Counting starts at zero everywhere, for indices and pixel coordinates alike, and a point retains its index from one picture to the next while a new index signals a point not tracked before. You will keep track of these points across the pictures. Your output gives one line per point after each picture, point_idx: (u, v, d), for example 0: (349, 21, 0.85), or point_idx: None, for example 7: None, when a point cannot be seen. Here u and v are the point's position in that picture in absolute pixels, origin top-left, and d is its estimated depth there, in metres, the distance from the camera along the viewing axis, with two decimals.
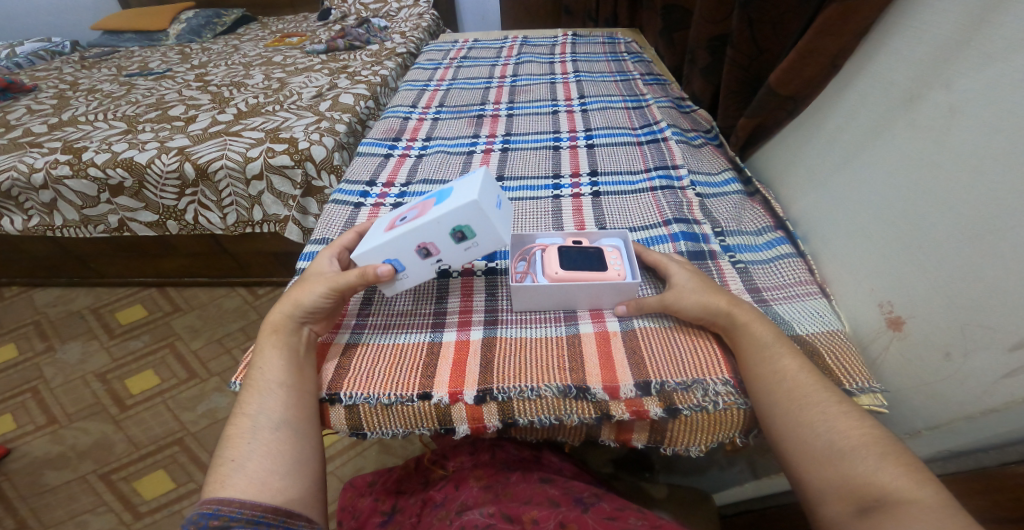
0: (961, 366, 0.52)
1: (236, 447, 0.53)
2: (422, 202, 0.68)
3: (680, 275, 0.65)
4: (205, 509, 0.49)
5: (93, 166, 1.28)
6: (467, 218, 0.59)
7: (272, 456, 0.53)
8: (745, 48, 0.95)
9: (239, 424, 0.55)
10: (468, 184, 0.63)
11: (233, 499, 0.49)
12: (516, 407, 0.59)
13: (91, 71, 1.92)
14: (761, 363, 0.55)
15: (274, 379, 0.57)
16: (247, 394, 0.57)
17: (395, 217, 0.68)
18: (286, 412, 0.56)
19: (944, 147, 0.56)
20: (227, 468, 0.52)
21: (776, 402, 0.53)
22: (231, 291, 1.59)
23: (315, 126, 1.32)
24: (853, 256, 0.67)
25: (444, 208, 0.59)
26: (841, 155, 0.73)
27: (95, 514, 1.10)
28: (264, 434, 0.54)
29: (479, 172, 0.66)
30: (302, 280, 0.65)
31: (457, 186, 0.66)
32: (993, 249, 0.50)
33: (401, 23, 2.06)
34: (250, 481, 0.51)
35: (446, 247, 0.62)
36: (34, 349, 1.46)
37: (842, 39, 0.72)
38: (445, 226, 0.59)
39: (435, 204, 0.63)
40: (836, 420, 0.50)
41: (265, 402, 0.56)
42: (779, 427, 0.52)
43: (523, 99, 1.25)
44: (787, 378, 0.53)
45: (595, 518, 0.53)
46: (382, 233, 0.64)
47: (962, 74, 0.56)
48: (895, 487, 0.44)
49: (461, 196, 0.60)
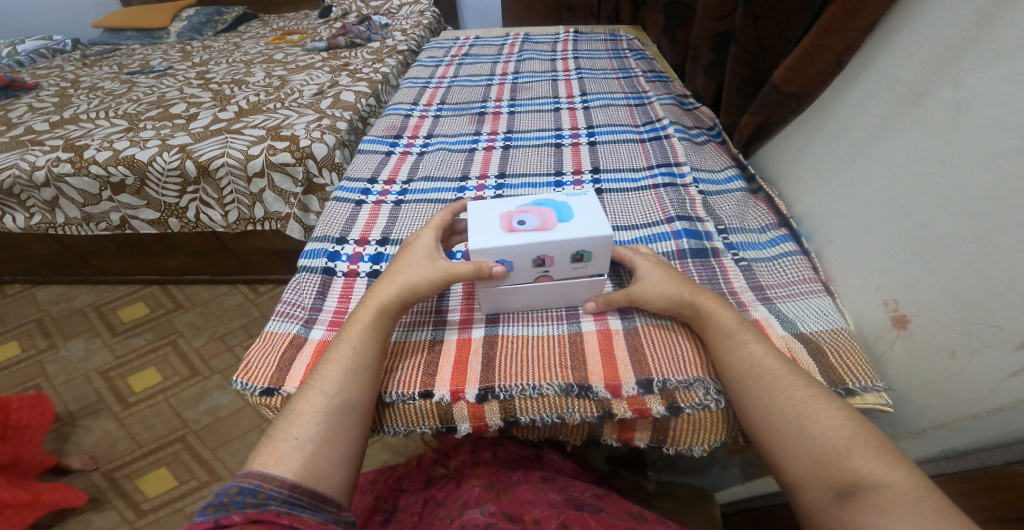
0: (967, 365, 0.52)
1: (302, 425, 0.52)
2: (531, 203, 0.65)
3: (645, 268, 0.64)
4: (246, 484, 0.47)
5: (95, 163, 1.28)
6: (600, 246, 0.61)
7: (329, 442, 0.52)
8: (749, 45, 0.95)
9: (311, 400, 0.54)
10: (588, 208, 0.65)
11: (275, 477, 0.48)
12: (517, 406, 0.59)
13: (92, 69, 1.92)
14: (728, 351, 0.56)
15: (360, 362, 0.57)
16: (326, 369, 0.56)
17: (501, 211, 0.65)
18: (358, 398, 0.56)
19: (952, 144, 0.56)
20: (285, 444, 0.51)
21: (747, 392, 0.53)
22: (233, 289, 1.59)
23: (316, 124, 1.32)
24: (858, 254, 0.67)
25: (581, 232, 0.60)
26: (846, 153, 0.72)
27: (97, 511, 1.10)
28: (333, 417, 0.53)
29: (594, 197, 0.67)
30: (407, 262, 0.64)
31: (569, 202, 0.66)
32: (1000, 247, 0.50)
33: (402, 20, 2.05)
34: (304, 462, 0.50)
35: (559, 263, 0.62)
36: (36, 347, 1.47)
37: (846, 36, 0.71)
38: (573, 248, 0.61)
39: (558, 218, 0.63)
40: (804, 404, 0.50)
41: (343, 384, 0.55)
42: (752, 414, 0.52)
43: (525, 96, 1.24)
44: (755, 365, 0.54)
45: (597, 519, 0.52)
46: (499, 232, 0.61)
47: (970, 71, 0.55)
48: (869, 471, 0.44)
49: (594, 224, 0.61)
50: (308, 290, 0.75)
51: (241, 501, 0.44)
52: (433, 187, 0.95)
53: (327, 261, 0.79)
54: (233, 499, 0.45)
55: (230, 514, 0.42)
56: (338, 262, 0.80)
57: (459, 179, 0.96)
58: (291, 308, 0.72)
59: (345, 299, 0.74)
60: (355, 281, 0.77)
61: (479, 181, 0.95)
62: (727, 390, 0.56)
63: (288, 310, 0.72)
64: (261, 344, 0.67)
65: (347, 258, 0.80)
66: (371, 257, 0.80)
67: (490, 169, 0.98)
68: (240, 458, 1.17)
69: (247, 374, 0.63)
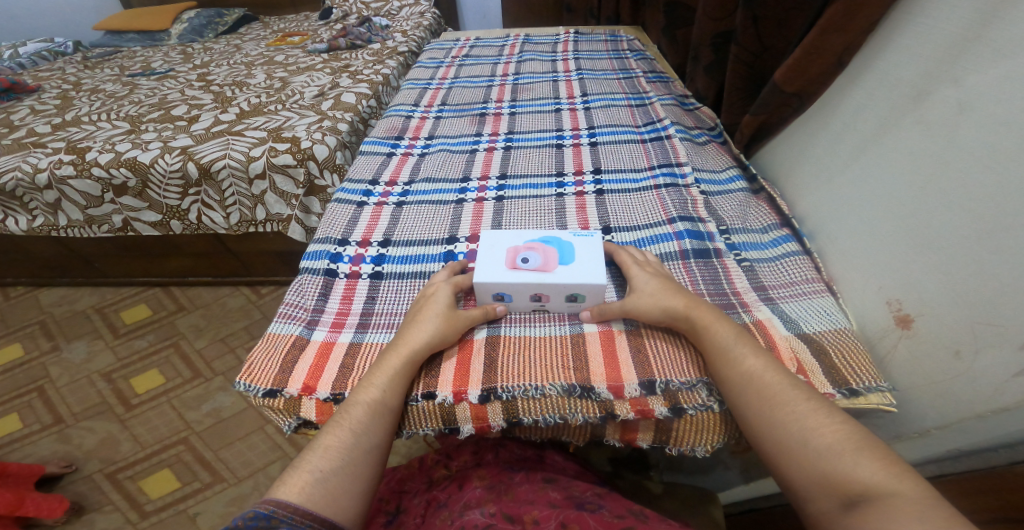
0: (972, 363, 0.52)
1: (327, 458, 0.52)
2: (537, 240, 0.68)
3: (641, 279, 0.65)
4: (261, 508, 0.47)
5: (97, 166, 1.28)
6: (595, 291, 0.64)
7: (353, 476, 0.52)
8: (750, 45, 0.94)
9: (337, 436, 0.54)
10: (590, 250, 0.67)
11: (287, 503, 0.48)
12: (520, 406, 0.60)
13: (94, 72, 1.92)
14: (727, 367, 0.55)
15: (387, 403, 0.57)
16: (352, 407, 0.56)
17: (508, 245, 0.68)
18: (382, 436, 0.56)
19: (953, 144, 0.56)
20: (309, 475, 0.51)
21: (750, 406, 0.52)
22: (235, 290, 1.60)
23: (318, 125, 1.32)
24: (860, 255, 0.67)
25: (577, 277, 0.63)
26: (847, 154, 0.72)
27: (102, 513, 1.10)
28: (357, 454, 0.53)
29: (598, 239, 0.69)
30: (433, 310, 0.63)
31: (574, 242, 0.69)
32: (1003, 246, 0.49)
33: (403, 22, 2.05)
34: (326, 494, 0.50)
35: (555, 300, 0.66)
36: (40, 348, 1.47)
37: (847, 36, 0.71)
38: (568, 291, 0.64)
39: (560, 259, 0.65)
40: (807, 417, 0.49)
41: (370, 422, 0.55)
42: (755, 428, 0.52)
43: (526, 97, 1.24)
44: (754, 378, 0.53)
45: (597, 519, 0.53)
46: (503, 267, 0.65)
47: (973, 71, 0.55)
48: (876, 480, 0.44)
49: (592, 269, 0.64)
50: (311, 292, 0.75)
51: (254, 527, 0.46)
52: (434, 189, 0.95)
53: (329, 262, 0.79)
54: (246, 524, 0.46)
55: None
56: (340, 264, 0.80)
57: (460, 180, 0.97)
58: (293, 309, 0.72)
59: (347, 300, 0.74)
60: (357, 282, 0.77)
61: (480, 182, 0.96)
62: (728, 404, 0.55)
63: (291, 311, 0.72)
64: (264, 345, 0.67)
65: (349, 259, 0.80)
66: (372, 258, 0.81)
67: (492, 170, 0.98)
68: (242, 459, 1.17)
69: (250, 375, 0.63)
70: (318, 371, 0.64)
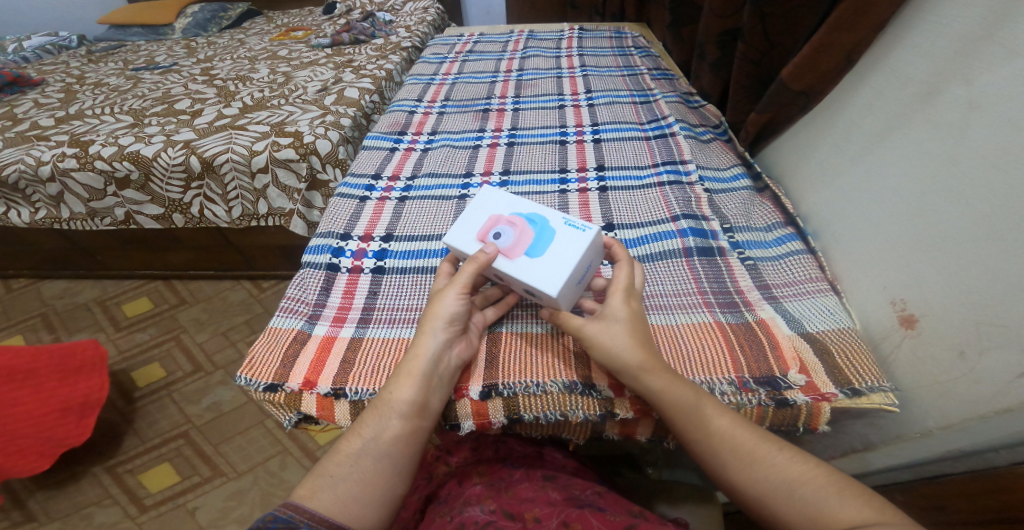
0: (975, 365, 0.52)
1: (338, 464, 0.53)
2: (523, 216, 0.63)
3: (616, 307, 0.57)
4: (280, 513, 0.48)
5: (100, 159, 1.28)
6: (546, 297, 0.59)
7: (363, 483, 0.52)
8: (757, 43, 0.94)
9: (350, 442, 0.54)
10: (569, 245, 0.60)
11: (307, 510, 0.49)
12: (521, 403, 0.59)
13: (97, 65, 1.92)
14: (693, 428, 0.52)
15: (397, 404, 0.55)
16: (367, 412, 0.55)
17: (494, 212, 0.66)
18: (395, 442, 0.54)
19: (961, 144, 0.55)
20: (321, 481, 0.52)
21: (726, 462, 0.51)
22: (237, 284, 1.60)
23: (320, 120, 1.32)
24: (865, 254, 0.66)
25: (530, 276, 0.58)
26: (854, 152, 0.72)
27: (101, 506, 1.10)
28: (367, 460, 0.53)
29: (586, 237, 0.60)
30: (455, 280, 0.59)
31: (559, 230, 0.62)
32: (1009, 247, 0.49)
33: (407, 17, 2.05)
34: (335, 501, 0.50)
35: (517, 287, 0.63)
36: (42, 341, 1.48)
37: (856, 34, 0.70)
38: (522, 285, 0.60)
39: (529, 247, 0.60)
40: (786, 467, 0.49)
41: (380, 426, 0.54)
42: (736, 482, 0.51)
43: (530, 93, 1.24)
44: (723, 434, 0.52)
45: (599, 518, 0.52)
46: (474, 236, 0.63)
47: (983, 69, 0.54)
48: (866, 517, 0.44)
49: (552, 273, 0.58)
50: (313, 286, 0.75)
51: None
52: (437, 184, 0.95)
53: (331, 256, 0.79)
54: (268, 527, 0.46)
55: None
56: (342, 258, 0.80)
57: (463, 175, 0.96)
58: (294, 303, 0.72)
59: (349, 295, 0.74)
60: (359, 276, 0.77)
61: (483, 178, 0.95)
62: (699, 461, 0.54)
63: (293, 305, 0.72)
64: (266, 339, 0.67)
65: (351, 254, 0.80)
66: (375, 253, 0.80)
67: (495, 166, 0.98)
68: (241, 454, 1.17)
69: (252, 369, 0.63)
70: (320, 366, 0.64)
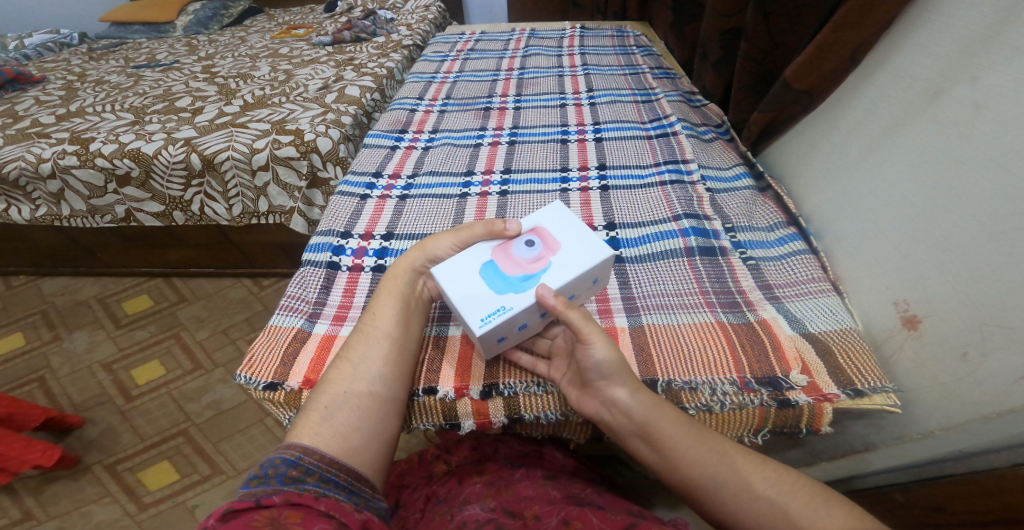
0: (979, 366, 0.51)
1: (331, 395, 0.54)
2: (538, 270, 0.56)
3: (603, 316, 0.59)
4: (288, 455, 0.49)
5: (101, 156, 1.27)
6: None
7: (358, 412, 0.53)
8: (760, 42, 0.93)
9: (340, 370, 0.56)
10: (477, 299, 0.55)
11: (314, 451, 0.50)
12: (522, 402, 0.59)
13: (98, 63, 1.92)
14: (693, 444, 0.52)
15: (386, 329, 0.58)
16: (356, 340, 0.58)
17: (563, 244, 0.59)
18: (384, 367, 0.56)
19: (966, 144, 0.55)
20: (316, 414, 0.53)
21: (724, 479, 0.51)
22: (237, 282, 1.59)
23: (321, 118, 1.31)
24: (868, 253, 0.66)
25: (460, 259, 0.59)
26: (857, 152, 0.71)
27: (100, 504, 1.10)
28: (359, 386, 0.55)
29: (474, 315, 0.53)
30: (454, 230, 0.63)
31: (495, 298, 0.55)
32: (1014, 248, 0.49)
33: (408, 15, 2.04)
34: (333, 434, 0.52)
35: None
36: (41, 338, 1.48)
37: (861, 33, 0.69)
38: None
39: (494, 264, 0.58)
40: (779, 482, 0.50)
41: (371, 352, 0.57)
42: (732, 498, 0.50)
43: (531, 92, 1.24)
44: (724, 453, 0.52)
45: (599, 516, 0.52)
46: (537, 225, 0.61)
47: (990, 69, 0.54)
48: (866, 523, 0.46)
49: (454, 276, 0.57)
50: (313, 284, 0.75)
51: (284, 474, 0.47)
52: (438, 182, 0.95)
53: (331, 255, 0.79)
54: (276, 471, 0.48)
55: (270, 497, 0.45)
56: (342, 256, 0.79)
57: (463, 174, 0.96)
58: (294, 301, 0.72)
59: (349, 293, 0.74)
60: (359, 275, 0.76)
61: (484, 176, 0.95)
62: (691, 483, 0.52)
63: (293, 303, 0.71)
64: (266, 337, 0.67)
65: (352, 252, 0.80)
66: (375, 251, 0.80)
67: (496, 164, 0.98)
68: (241, 452, 1.17)
69: (252, 368, 0.63)
70: (319, 364, 0.63)
